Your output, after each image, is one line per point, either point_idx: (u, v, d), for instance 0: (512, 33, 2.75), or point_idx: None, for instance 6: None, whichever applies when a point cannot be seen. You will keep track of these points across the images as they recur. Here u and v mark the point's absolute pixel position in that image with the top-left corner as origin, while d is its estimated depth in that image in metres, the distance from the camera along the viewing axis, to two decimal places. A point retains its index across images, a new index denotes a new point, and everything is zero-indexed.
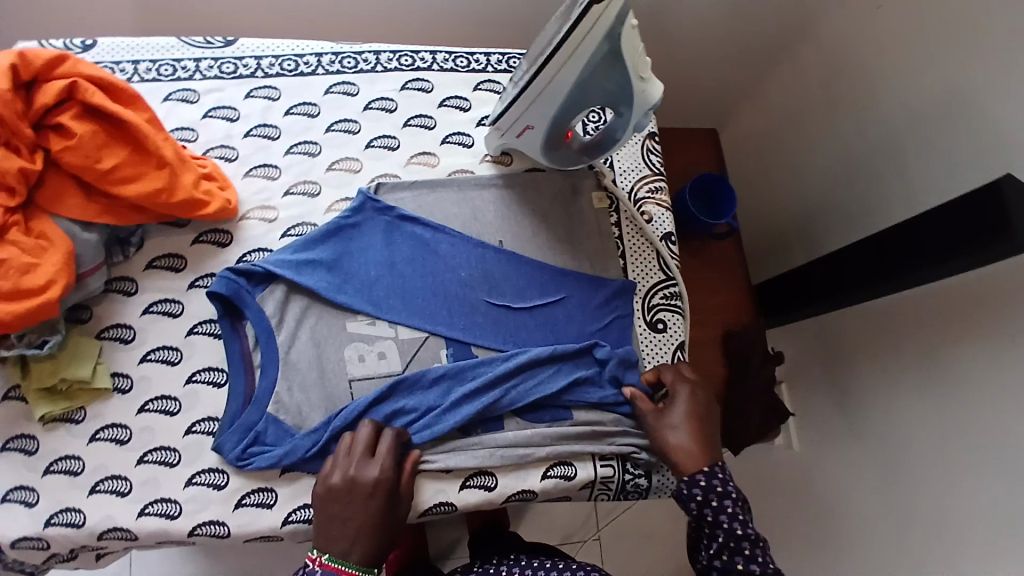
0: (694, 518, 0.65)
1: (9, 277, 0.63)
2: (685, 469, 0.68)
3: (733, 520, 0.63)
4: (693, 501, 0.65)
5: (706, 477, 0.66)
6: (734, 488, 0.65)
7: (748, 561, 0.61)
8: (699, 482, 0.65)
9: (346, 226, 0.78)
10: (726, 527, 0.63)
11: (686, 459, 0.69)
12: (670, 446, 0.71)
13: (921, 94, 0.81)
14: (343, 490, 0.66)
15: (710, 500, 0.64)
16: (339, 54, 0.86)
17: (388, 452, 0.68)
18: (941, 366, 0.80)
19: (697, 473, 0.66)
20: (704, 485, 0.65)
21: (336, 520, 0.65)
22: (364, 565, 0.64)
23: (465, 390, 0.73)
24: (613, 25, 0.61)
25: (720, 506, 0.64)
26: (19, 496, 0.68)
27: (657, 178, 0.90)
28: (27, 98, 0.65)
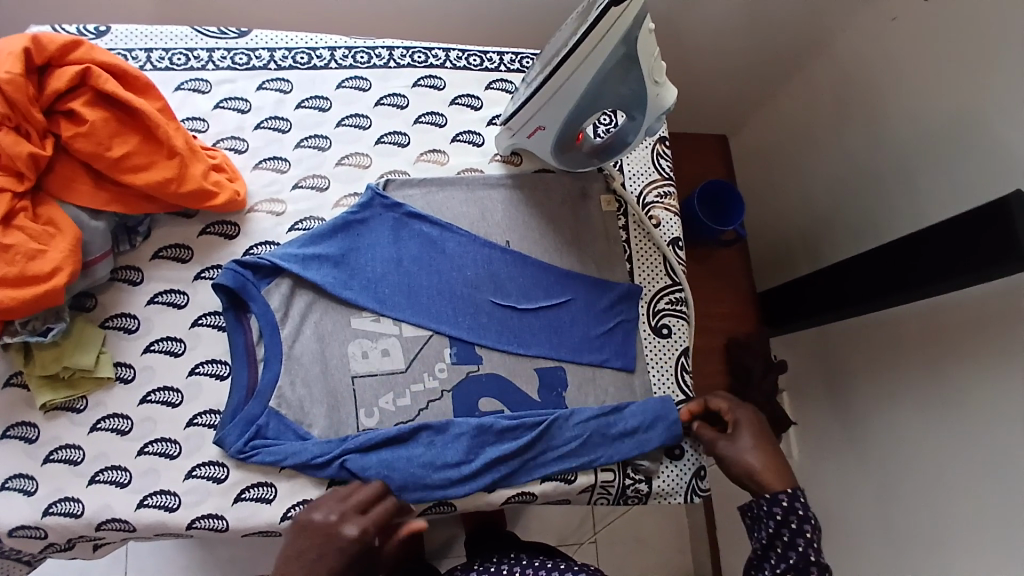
0: (767, 534, 0.67)
1: (16, 263, 0.62)
2: (770, 488, 0.69)
3: (808, 545, 0.64)
4: (772, 518, 0.67)
5: (787, 498, 0.67)
6: (814, 517, 0.66)
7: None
8: (780, 502, 0.67)
9: (353, 222, 0.78)
10: (800, 548, 0.64)
11: (770, 479, 0.69)
12: (747, 470, 0.71)
13: (933, 106, 0.81)
14: (317, 532, 0.62)
15: (790, 521, 0.66)
16: (352, 49, 0.86)
17: (379, 514, 0.65)
18: (943, 380, 0.79)
19: (778, 492, 0.68)
20: (786, 505, 0.66)
21: (296, 559, 0.61)
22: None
23: (494, 454, 0.71)
24: (630, 29, 0.60)
25: (800, 528, 0.65)
26: (17, 484, 0.67)
27: (667, 182, 0.90)
28: (39, 83, 0.65)
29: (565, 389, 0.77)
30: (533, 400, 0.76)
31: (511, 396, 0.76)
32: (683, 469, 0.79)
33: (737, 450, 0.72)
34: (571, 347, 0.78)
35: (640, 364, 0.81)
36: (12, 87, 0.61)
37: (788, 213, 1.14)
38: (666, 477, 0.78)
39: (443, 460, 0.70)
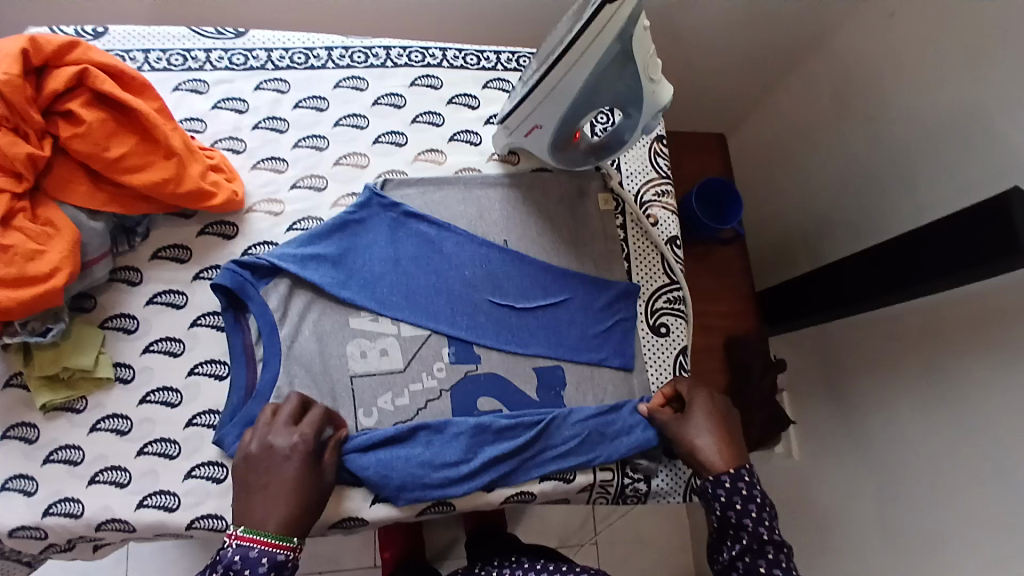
0: (718, 519, 0.64)
1: (14, 263, 0.62)
2: (714, 469, 0.67)
3: (759, 525, 0.62)
4: (719, 502, 0.64)
5: (731, 479, 0.65)
6: (760, 492, 0.64)
7: (771, 565, 0.61)
8: (724, 484, 0.65)
9: (351, 222, 0.78)
10: (750, 529, 0.62)
11: (713, 457, 0.67)
12: (692, 450, 0.69)
13: (932, 103, 0.81)
14: (258, 457, 0.62)
15: (734, 503, 0.64)
16: (349, 48, 0.86)
17: (311, 420, 0.66)
18: (943, 378, 0.79)
19: (723, 474, 0.66)
20: (730, 487, 0.64)
21: (256, 488, 0.61)
22: (283, 535, 0.59)
23: (495, 453, 0.71)
24: (626, 25, 0.60)
25: (747, 509, 0.63)
26: (17, 485, 0.68)
27: (665, 180, 0.89)
28: (36, 83, 0.65)
29: (563, 388, 0.77)
30: (531, 399, 0.76)
31: (509, 395, 0.76)
32: (681, 469, 0.79)
33: (686, 430, 0.70)
34: (569, 346, 0.78)
35: (638, 363, 0.81)
36: (9, 88, 0.61)
37: (787, 211, 1.14)
38: (665, 476, 0.78)
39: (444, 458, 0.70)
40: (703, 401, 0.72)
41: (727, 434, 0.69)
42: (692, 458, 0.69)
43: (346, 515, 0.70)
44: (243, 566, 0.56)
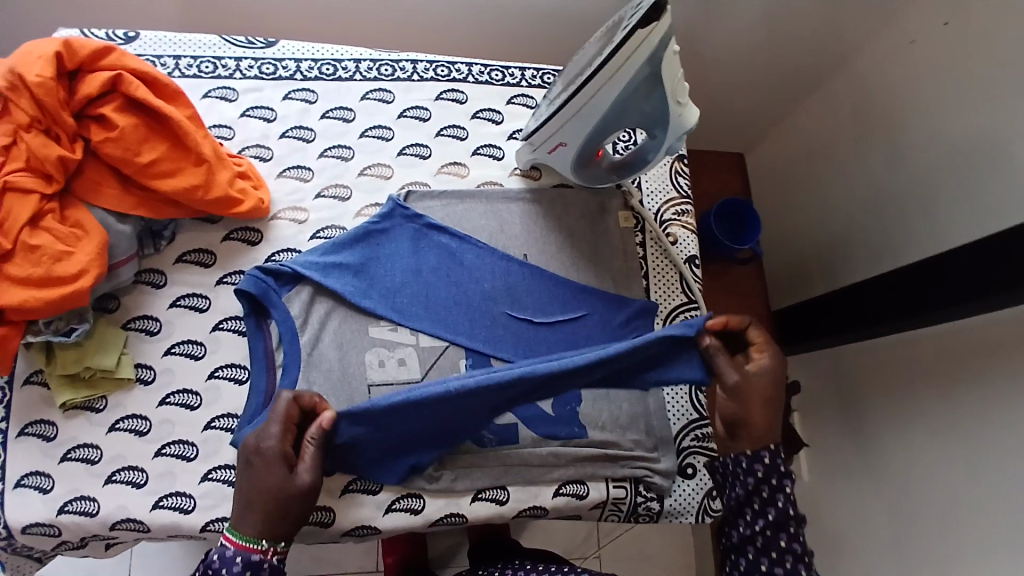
0: (744, 492, 0.59)
1: (41, 264, 0.63)
2: (752, 441, 0.60)
3: (789, 500, 0.58)
4: (751, 475, 0.59)
5: (770, 453, 0.59)
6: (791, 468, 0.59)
7: (793, 540, 0.57)
8: (762, 458, 0.59)
9: (374, 231, 0.79)
10: (779, 504, 0.58)
11: (757, 429, 0.60)
12: (737, 413, 0.60)
13: (952, 132, 0.81)
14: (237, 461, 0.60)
15: (772, 478, 0.59)
16: (377, 61, 0.87)
17: (286, 417, 0.61)
18: (958, 408, 0.79)
19: (761, 448, 0.59)
20: (768, 462, 0.59)
21: (233, 493, 0.58)
22: (252, 537, 0.56)
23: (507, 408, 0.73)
24: (656, 49, 0.61)
25: (781, 485, 0.58)
26: (34, 482, 0.68)
27: (685, 200, 0.90)
28: (70, 88, 0.66)
29: (578, 405, 0.76)
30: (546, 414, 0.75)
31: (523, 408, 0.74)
32: (694, 489, 0.79)
33: (740, 390, 0.60)
34: None
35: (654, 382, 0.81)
36: (42, 90, 0.62)
37: (804, 234, 1.14)
38: (679, 496, 0.78)
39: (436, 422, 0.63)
40: (770, 367, 0.61)
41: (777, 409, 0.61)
42: (734, 421, 0.61)
43: (359, 524, 0.70)
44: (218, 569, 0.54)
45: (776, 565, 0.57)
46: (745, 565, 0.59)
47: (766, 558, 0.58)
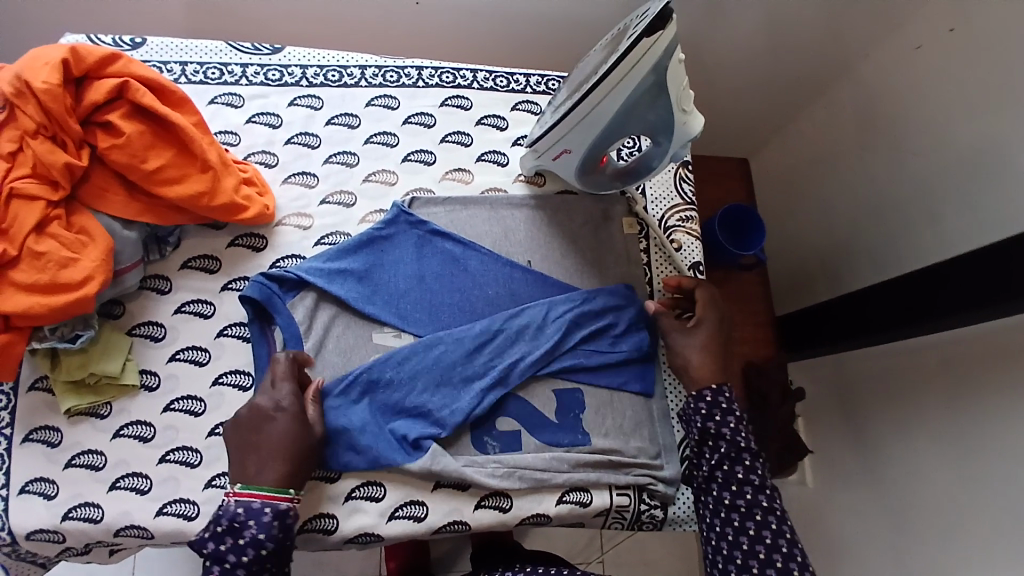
0: (698, 431, 0.70)
1: (47, 270, 0.64)
2: (696, 384, 0.73)
3: (735, 432, 0.68)
4: (699, 415, 0.70)
5: (712, 394, 0.71)
6: (734, 405, 0.71)
7: (746, 469, 0.67)
8: (705, 398, 0.71)
9: (378, 238, 0.79)
10: (729, 437, 0.68)
11: (699, 376, 0.73)
12: (684, 362, 0.75)
13: (956, 138, 0.81)
14: (246, 420, 0.65)
15: (714, 414, 0.70)
16: (382, 68, 0.87)
17: (294, 379, 0.68)
18: (963, 416, 0.78)
19: (704, 389, 0.72)
20: (710, 400, 0.71)
21: (248, 447, 0.63)
22: (281, 487, 0.62)
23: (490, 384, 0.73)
24: (661, 57, 0.61)
25: (725, 419, 0.69)
26: (38, 488, 0.68)
27: (689, 207, 0.90)
28: (76, 94, 0.66)
29: (582, 411, 0.77)
30: (549, 420, 0.76)
31: (526, 415, 0.75)
32: None
33: (683, 344, 0.76)
34: (590, 368, 0.78)
35: (658, 389, 0.80)
36: (49, 97, 0.62)
37: (808, 239, 1.14)
38: (682, 504, 0.78)
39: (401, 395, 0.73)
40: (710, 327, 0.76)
41: (719, 359, 0.75)
42: (682, 368, 0.76)
43: (360, 531, 0.70)
44: (247, 518, 0.60)
45: (737, 494, 0.65)
46: (713, 499, 0.67)
47: (728, 491, 0.66)
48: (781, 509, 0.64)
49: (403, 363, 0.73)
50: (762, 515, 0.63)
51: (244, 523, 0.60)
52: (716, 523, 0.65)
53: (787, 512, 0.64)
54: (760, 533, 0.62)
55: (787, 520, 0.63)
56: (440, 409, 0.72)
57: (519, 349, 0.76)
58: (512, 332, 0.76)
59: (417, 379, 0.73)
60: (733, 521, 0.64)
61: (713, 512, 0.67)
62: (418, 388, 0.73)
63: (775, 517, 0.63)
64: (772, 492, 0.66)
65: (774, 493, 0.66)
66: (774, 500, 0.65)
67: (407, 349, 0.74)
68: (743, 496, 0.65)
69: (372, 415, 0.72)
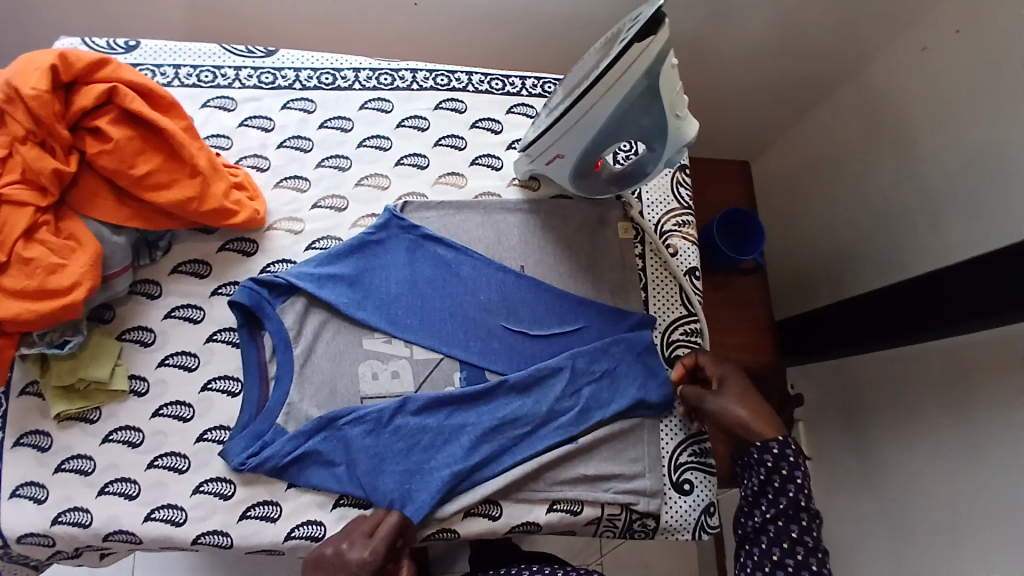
0: (759, 479, 0.69)
1: (36, 276, 0.63)
2: (760, 435, 0.71)
3: (799, 491, 0.67)
4: (763, 464, 0.69)
5: (779, 445, 0.69)
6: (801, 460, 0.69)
7: (803, 530, 0.65)
8: (771, 449, 0.69)
9: (370, 242, 0.78)
10: (791, 494, 0.67)
11: (757, 425, 0.71)
12: (736, 419, 0.72)
13: (957, 143, 0.80)
14: (329, 563, 0.63)
15: (780, 468, 0.68)
16: (376, 70, 0.86)
17: (385, 534, 0.65)
18: (967, 426, 0.76)
19: (771, 440, 0.70)
20: (777, 452, 0.69)
21: None
22: None
23: (495, 448, 0.72)
24: (654, 63, 0.59)
25: (791, 474, 0.68)
26: (28, 492, 0.68)
27: (686, 211, 0.88)
28: (65, 99, 0.66)
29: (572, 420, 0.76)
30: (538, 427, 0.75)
31: None
32: (691, 505, 0.77)
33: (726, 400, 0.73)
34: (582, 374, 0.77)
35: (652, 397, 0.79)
36: (38, 103, 0.62)
37: (810, 243, 1.12)
38: (674, 512, 0.77)
39: (410, 451, 0.71)
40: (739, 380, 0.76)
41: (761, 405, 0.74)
42: (733, 426, 0.73)
43: None
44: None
45: (788, 551, 0.64)
46: (760, 552, 0.66)
47: (777, 546, 0.65)
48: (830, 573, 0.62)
49: (417, 412, 0.73)
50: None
51: None
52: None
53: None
54: None
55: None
56: (442, 468, 0.71)
57: (531, 410, 0.74)
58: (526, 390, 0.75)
59: (428, 433, 0.72)
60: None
61: (756, 564, 0.65)
62: (426, 442, 0.72)
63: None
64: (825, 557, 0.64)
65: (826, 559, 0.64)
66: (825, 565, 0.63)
67: (429, 399, 0.73)
68: (794, 555, 0.64)
69: (374, 454, 0.71)
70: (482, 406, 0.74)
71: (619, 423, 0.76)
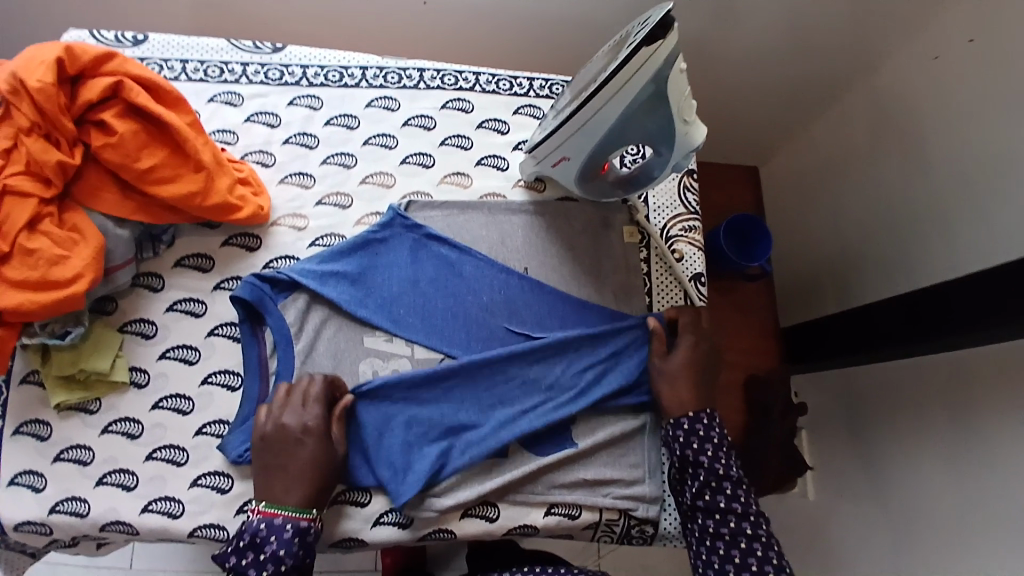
0: (678, 457, 0.70)
1: (39, 268, 0.64)
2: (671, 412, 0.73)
3: (714, 461, 0.69)
4: (677, 442, 0.71)
5: (690, 421, 0.71)
6: (716, 427, 0.71)
7: (730, 499, 0.67)
8: (682, 425, 0.71)
9: (373, 240, 0.78)
10: (708, 465, 0.68)
11: (674, 401, 0.73)
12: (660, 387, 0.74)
13: (970, 153, 0.78)
14: (274, 437, 0.67)
15: (692, 443, 0.70)
16: (383, 68, 0.86)
17: (318, 396, 0.69)
18: (973, 440, 0.75)
19: (682, 417, 0.72)
20: (688, 427, 0.71)
21: (273, 468, 0.65)
22: (303, 507, 0.64)
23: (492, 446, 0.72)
24: (662, 67, 0.59)
25: (704, 446, 0.69)
26: (26, 480, 0.69)
27: (692, 217, 0.87)
28: (71, 92, 0.66)
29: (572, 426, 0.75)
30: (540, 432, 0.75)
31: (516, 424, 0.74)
32: None
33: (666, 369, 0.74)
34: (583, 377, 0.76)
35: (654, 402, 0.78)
36: (43, 96, 0.62)
37: (817, 251, 1.11)
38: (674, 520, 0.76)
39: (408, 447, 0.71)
40: (691, 352, 0.75)
41: (701, 388, 0.74)
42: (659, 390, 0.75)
43: (345, 536, 0.70)
44: (269, 533, 0.62)
45: (721, 523, 0.66)
46: (698, 527, 0.67)
47: (711, 519, 0.67)
48: (767, 536, 0.65)
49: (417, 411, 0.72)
50: (747, 543, 0.64)
51: (267, 538, 0.62)
52: (701, 551, 0.66)
53: (774, 539, 0.65)
54: (744, 559, 0.63)
55: (772, 547, 0.64)
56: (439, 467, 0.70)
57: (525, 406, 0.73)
58: (522, 390, 0.74)
59: (427, 432, 0.72)
60: (718, 550, 0.65)
61: (700, 541, 0.67)
62: (423, 439, 0.71)
63: (761, 545, 0.63)
64: (759, 519, 0.66)
65: (761, 520, 0.66)
66: (760, 528, 0.65)
67: (427, 398, 0.73)
68: (727, 525, 0.65)
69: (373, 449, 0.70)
70: (480, 407, 0.73)
71: (619, 428, 0.76)
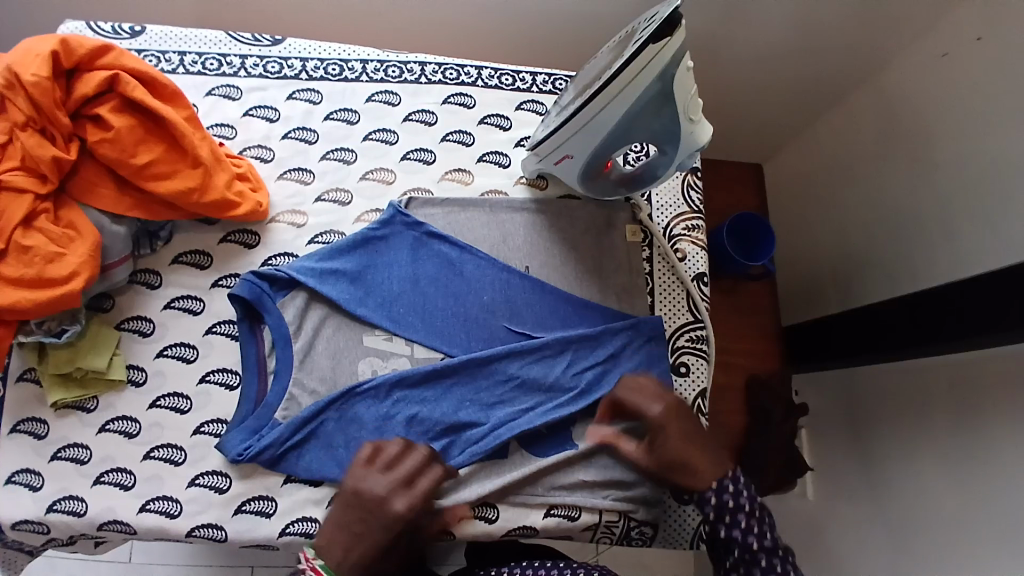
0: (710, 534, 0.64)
1: (34, 265, 0.63)
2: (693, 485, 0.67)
3: (746, 534, 0.61)
4: (708, 517, 0.64)
5: (716, 492, 0.64)
6: (750, 491, 0.64)
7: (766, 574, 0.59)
8: (710, 500, 0.64)
9: (373, 238, 0.77)
10: (739, 540, 0.61)
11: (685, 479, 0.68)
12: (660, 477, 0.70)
13: (976, 153, 0.77)
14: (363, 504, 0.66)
15: (723, 517, 0.62)
16: (384, 62, 0.85)
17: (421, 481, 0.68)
18: (975, 444, 0.74)
19: (708, 489, 0.65)
20: (716, 502, 0.63)
21: (346, 534, 0.64)
22: None
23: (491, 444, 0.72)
24: (669, 64, 0.58)
25: (735, 521, 0.62)
26: (23, 479, 0.68)
27: (696, 216, 0.86)
28: (67, 86, 0.65)
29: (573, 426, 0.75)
30: (541, 433, 0.74)
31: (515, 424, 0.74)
32: (690, 514, 0.77)
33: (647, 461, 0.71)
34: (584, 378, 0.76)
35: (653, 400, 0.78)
36: (38, 91, 0.61)
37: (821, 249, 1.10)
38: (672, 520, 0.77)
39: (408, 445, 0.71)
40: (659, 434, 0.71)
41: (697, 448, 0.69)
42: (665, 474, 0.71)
43: None
44: None
45: None
46: None
47: None
48: None
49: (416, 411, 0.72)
50: None
51: None
52: None
53: None
54: None
55: None
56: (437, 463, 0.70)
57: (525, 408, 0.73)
58: (522, 390, 0.74)
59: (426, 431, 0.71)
60: None
61: None
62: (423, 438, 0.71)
63: None
64: None
65: None
66: None
67: (426, 397, 0.72)
68: None
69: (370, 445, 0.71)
70: (479, 407, 0.73)
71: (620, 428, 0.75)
